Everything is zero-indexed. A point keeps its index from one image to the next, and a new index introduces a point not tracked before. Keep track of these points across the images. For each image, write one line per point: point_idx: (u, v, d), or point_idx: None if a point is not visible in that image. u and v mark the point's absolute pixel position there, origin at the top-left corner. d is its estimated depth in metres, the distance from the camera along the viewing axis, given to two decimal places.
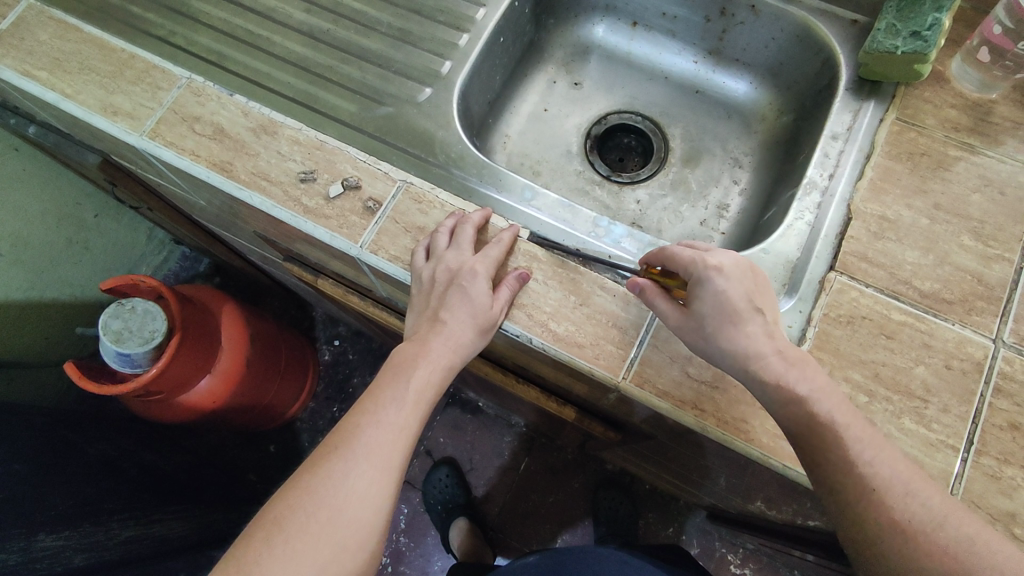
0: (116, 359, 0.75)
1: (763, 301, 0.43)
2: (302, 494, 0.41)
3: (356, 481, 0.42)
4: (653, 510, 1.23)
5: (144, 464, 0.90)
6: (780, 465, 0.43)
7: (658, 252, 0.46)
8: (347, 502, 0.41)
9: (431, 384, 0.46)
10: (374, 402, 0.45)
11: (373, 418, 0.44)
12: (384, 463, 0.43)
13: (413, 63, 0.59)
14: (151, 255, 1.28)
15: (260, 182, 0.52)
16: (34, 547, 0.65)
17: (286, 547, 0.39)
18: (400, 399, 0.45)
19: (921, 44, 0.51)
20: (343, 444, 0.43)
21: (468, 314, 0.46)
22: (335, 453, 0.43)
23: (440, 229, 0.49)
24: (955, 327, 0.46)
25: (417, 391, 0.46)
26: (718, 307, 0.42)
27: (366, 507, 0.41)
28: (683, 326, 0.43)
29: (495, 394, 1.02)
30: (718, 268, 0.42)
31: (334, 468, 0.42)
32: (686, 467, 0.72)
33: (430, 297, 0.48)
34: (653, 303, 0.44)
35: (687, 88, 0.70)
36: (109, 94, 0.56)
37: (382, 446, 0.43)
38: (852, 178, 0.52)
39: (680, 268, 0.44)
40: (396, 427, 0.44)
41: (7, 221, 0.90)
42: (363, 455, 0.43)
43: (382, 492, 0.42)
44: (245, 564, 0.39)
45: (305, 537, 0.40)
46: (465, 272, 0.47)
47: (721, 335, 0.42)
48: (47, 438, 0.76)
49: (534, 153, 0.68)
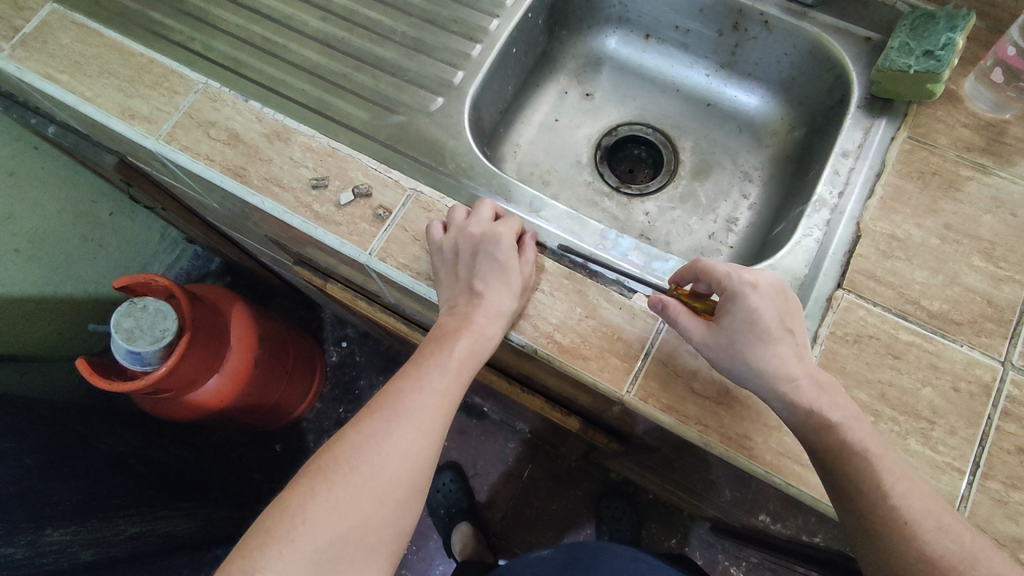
0: (126, 356, 0.76)
1: (795, 323, 0.43)
2: (344, 449, 0.43)
3: (397, 442, 0.43)
4: (657, 521, 1.22)
5: (150, 461, 0.91)
6: (783, 482, 0.43)
7: (688, 265, 0.46)
8: (390, 459, 0.43)
9: (473, 354, 0.47)
10: (419, 368, 0.47)
11: (418, 383, 0.46)
12: (426, 425, 0.44)
13: (425, 72, 0.59)
14: (164, 253, 1.30)
15: (272, 187, 0.53)
16: (42, 542, 0.66)
17: (328, 494, 0.41)
18: (443, 366, 0.46)
19: (934, 63, 0.50)
20: (390, 405, 0.45)
21: (502, 281, 0.47)
22: (381, 413, 0.44)
23: (457, 206, 0.50)
24: (962, 348, 0.46)
25: (458, 360, 0.46)
26: (748, 323, 0.42)
27: (405, 466, 0.43)
28: (711, 342, 0.43)
29: (500, 400, 1.02)
30: (753, 285, 0.43)
31: (379, 427, 0.43)
32: (690, 479, 0.72)
33: (457, 269, 0.48)
34: (676, 321, 0.44)
35: (699, 101, 0.70)
36: (127, 98, 0.57)
37: (425, 410, 0.45)
38: (862, 195, 0.52)
39: (714, 282, 0.44)
40: (440, 393, 0.46)
41: (23, 217, 0.92)
42: (406, 417, 0.44)
43: (423, 453, 0.44)
44: (289, 506, 0.41)
45: (348, 487, 0.41)
46: (489, 238, 0.48)
47: (750, 352, 0.42)
48: (59, 432, 0.77)
49: (544, 163, 0.68)
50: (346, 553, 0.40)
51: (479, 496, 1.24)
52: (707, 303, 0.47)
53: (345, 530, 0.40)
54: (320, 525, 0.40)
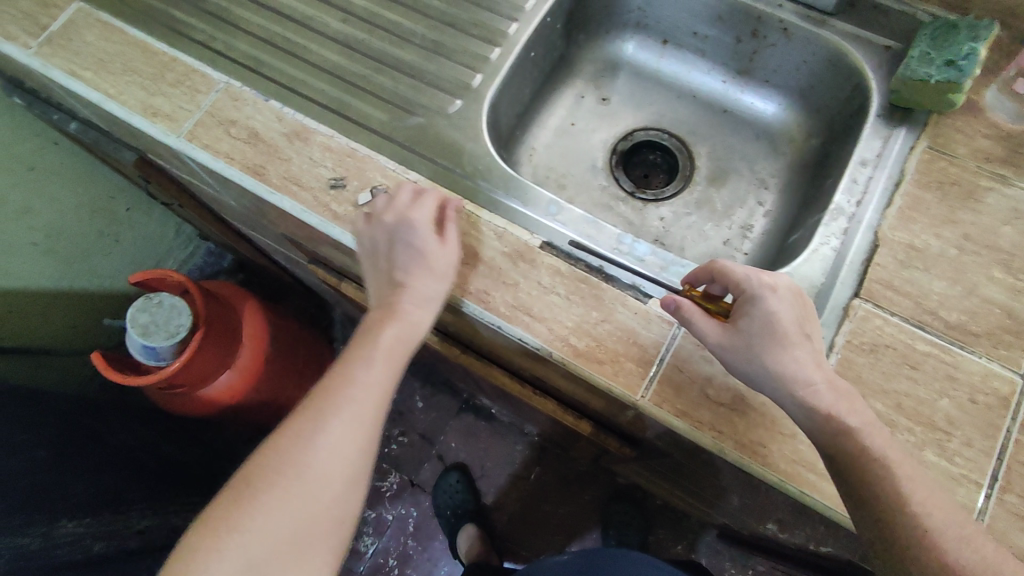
0: (141, 351, 0.77)
1: (812, 328, 0.43)
2: (278, 449, 0.44)
3: (328, 435, 0.45)
4: (664, 527, 1.22)
5: (161, 456, 0.92)
6: (797, 491, 0.43)
7: (706, 266, 0.47)
8: (324, 452, 0.44)
9: (398, 341, 0.49)
10: (348, 362, 0.48)
11: (345, 377, 0.48)
12: (358, 415, 0.46)
13: (444, 74, 0.60)
14: (178, 249, 1.31)
15: (292, 187, 0.54)
16: (56, 533, 0.67)
17: (266, 494, 0.42)
18: (370, 358, 0.48)
19: (955, 73, 0.50)
20: (319, 401, 0.46)
21: (422, 267, 0.48)
22: (310, 411, 0.46)
23: (380, 195, 0.51)
24: (981, 360, 0.45)
25: (384, 349, 0.49)
26: (766, 325, 0.42)
27: (339, 457, 0.45)
28: (727, 343, 0.43)
29: (509, 402, 1.02)
30: (772, 288, 0.43)
31: (307, 424, 0.45)
32: (699, 485, 0.72)
33: (379, 258, 0.50)
34: (689, 321, 0.44)
35: (715, 107, 0.70)
36: (149, 96, 0.58)
37: (355, 402, 0.47)
38: (880, 205, 0.51)
39: (732, 284, 0.45)
40: (369, 384, 0.48)
41: (41, 212, 0.94)
42: (336, 411, 0.46)
43: (357, 443, 0.46)
44: (226, 512, 0.42)
45: (284, 485, 0.43)
46: (404, 224, 0.49)
47: (767, 354, 0.42)
48: (74, 426, 0.78)
49: (560, 167, 0.69)
50: (285, 549, 0.42)
51: (487, 498, 1.24)
52: (722, 306, 0.47)
53: (281, 527, 0.42)
54: (251, 526, 0.41)
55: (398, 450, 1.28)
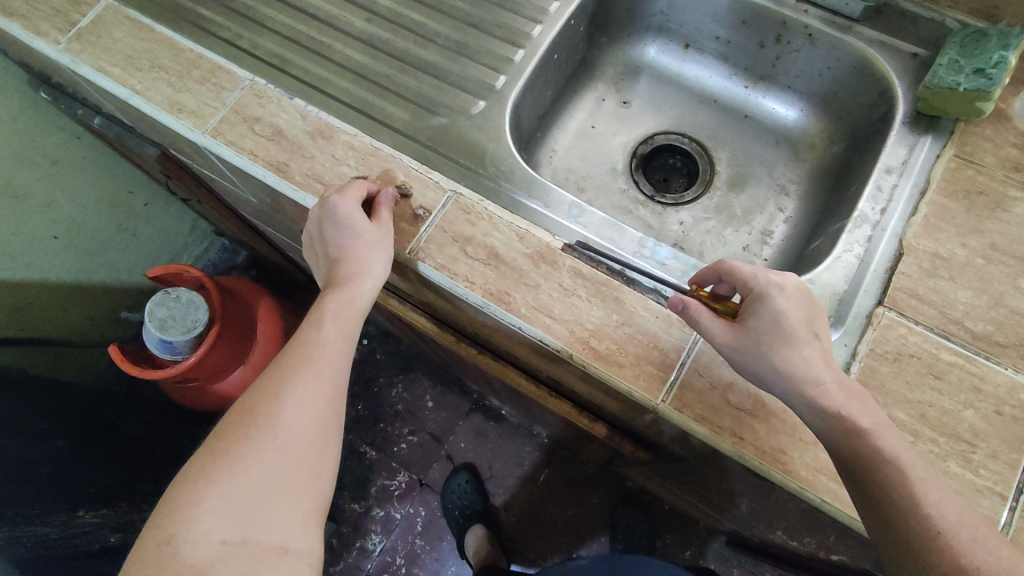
0: (158, 344, 0.78)
1: (821, 328, 0.43)
2: (240, 413, 0.44)
3: (292, 393, 0.44)
4: (672, 532, 1.21)
5: (174, 448, 0.94)
6: (819, 500, 0.43)
7: (713, 266, 0.46)
8: (287, 408, 0.44)
9: (347, 302, 0.49)
10: (301, 330, 0.49)
11: (299, 341, 0.48)
12: (318, 372, 0.46)
13: (467, 75, 0.60)
14: (193, 245, 1.32)
15: (315, 184, 0.54)
16: (73, 524, 0.70)
17: (233, 455, 0.41)
18: (320, 321, 0.48)
19: (985, 81, 0.50)
20: (278, 365, 0.46)
21: (353, 238, 0.49)
22: (271, 375, 0.46)
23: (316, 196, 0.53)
24: (1006, 371, 0.45)
25: (333, 311, 0.49)
26: (775, 325, 0.42)
27: (305, 411, 0.44)
28: (733, 343, 0.43)
29: (520, 404, 1.02)
30: (780, 287, 0.43)
31: (270, 386, 0.45)
32: (711, 491, 0.72)
33: (319, 246, 0.52)
34: (697, 320, 0.44)
35: (736, 112, 0.70)
36: (176, 92, 0.58)
37: (313, 360, 0.47)
38: (905, 213, 0.51)
39: (740, 283, 0.44)
40: (324, 342, 0.48)
41: (62, 205, 0.95)
42: (296, 370, 0.46)
43: (321, 396, 0.45)
44: (193, 479, 0.41)
45: (249, 444, 0.42)
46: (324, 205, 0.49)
47: (777, 354, 0.41)
48: (95, 415, 0.79)
49: (580, 169, 0.69)
50: (265, 501, 0.41)
51: (496, 500, 1.23)
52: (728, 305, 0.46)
53: (253, 484, 0.41)
54: (224, 485, 0.40)
55: (407, 449, 1.28)
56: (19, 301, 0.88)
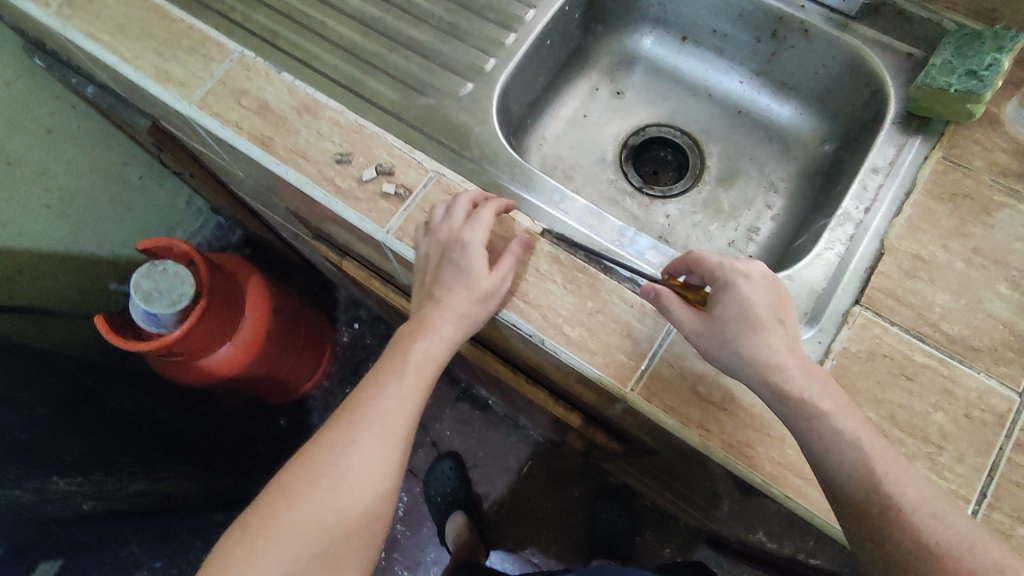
0: (144, 318, 0.79)
1: (786, 315, 0.43)
2: (310, 460, 0.44)
3: (359, 450, 0.45)
4: (651, 529, 1.22)
5: (158, 423, 0.92)
6: (781, 495, 0.43)
7: (682, 257, 0.46)
8: (354, 466, 0.44)
9: (431, 354, 0.48)
10: (378, 375, 0.48)
11: (375, 390, 0.47)
12: (389, 431, 0.46)
13: (457, 57, 0.60)
14: (188, 221, 1.31)
15: (298, 159, 0.54)
16: (47, 489, 0.67)
17: (298, 506, 0.43)
18: (401, 373, 0.48)
19: (976, 83, 0.49)
20: (353, 414, 0.46)
21: (464, 285, 0.47)
22: (343, 424, 0.46)
23: (437, 205, 0.50)
24: (979, 376, 0.45)
25: (417, 362, 0.48)
26: (740, 312, 0.42)
27: (371, 471, 0.45)
28: (702, 332, 0.43)
29: (506, 393, 1.02)
30: (745, 274, 0.43)
31: (338, 438, 0.45)
32: (689, 488, 0.72)
33: (426, 274, 0.50)
34: (667, 309, 0.44)
35: (730, 107, 0.70)
36: (164, 62, 0.58)
37: (386, 416, 0.46)
38: (889, 214, 0.51)
39: (707, 272, 0.44)
40: (398, 397, 0.47)
41: (55, 175, 0.95)
42: (367, 425, 0.46)
43: (388, 456, 0.45)
44: (259, 519, 0.43)
45: (315, 497, 0.43)
46: (455, 243, 0.47)
47: (740, 342, 0.41)
48: (73, 387, 0.79)
49: (569, 158, 0.68)
50: (320, 556, 0.42)
51: (479, 488, 1.24)
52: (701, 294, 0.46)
53: (311, 539, 0.42)
54: (286, 536, 0.42)
55: None
56: (8, 267, 0.89)
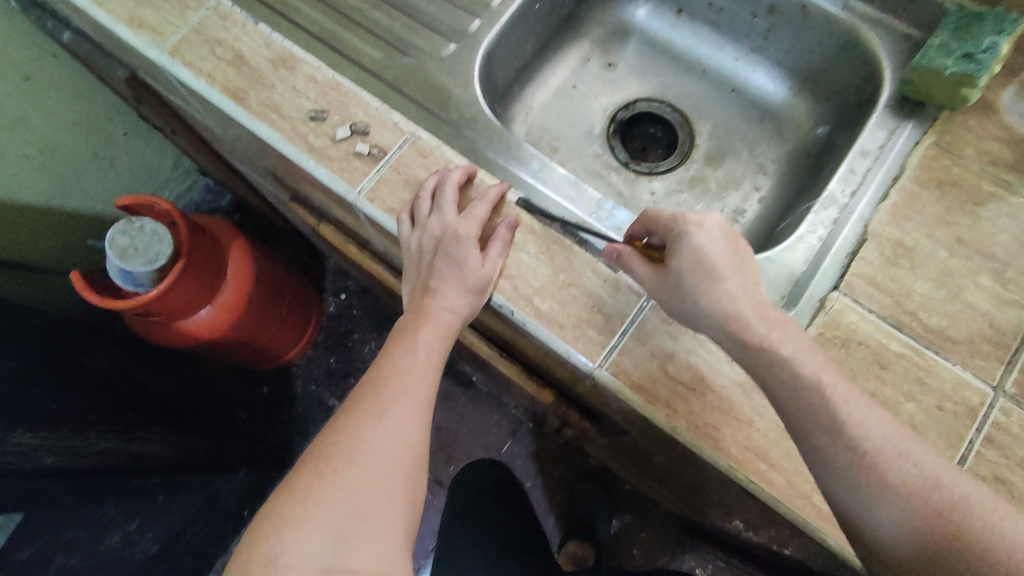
0: (119, 274, 0.77)
1: (744, 260, 0.43)
2: (340, 434, 0.43)
3: (390, 422, 0.43)
4: (630, 513, 1.21)
5: (136, 384, 0.92)
6: (745, 479, 0.42)
7: (639, 217, 0.46)
8: (384, 437, 0.43)
9: (445, 334, 0.47)
10: (394, 352, 0.47)
11: (395, 365, 0.46)
12: (413, 403, 0.44)
13: (442, 16, 0.57)
14: (175, 182, 1.29)
15: (270, 114, 0.52)
16: (9, 442, 0.64)
17: (334, 477, 0.41)
18: (416, 350, 0.46)
19: (972, 67, 0.48)
20: (378, 388, 0.45)
21: (459, 279, 0.46)
22: (368, 397, 0.44)
23: (423, 193, 0.48)
24: (954, 368, 0.43)
25: (427, 343, 0.46)
26: (696, 263, 0.42)
27: (402, 442, 0.43)
28: (662, 287, 0.43)
29: (487, 370, 1.01)
30: (698, 224, 0.43)
31: (367, 410, 0.44)
32: (667, 473, 0.72)
33: (421, 267, 0.49)
34: (629, 267, 0.44)
35: (723, 85, 0.68)
36: (137, 6, 0.56)
37: (409, 388, 0.45)
38: (875, 199, 0.49)
39: (663, 225, 0.44)
40: (418, 371, 0.46)
41: (36, 126, 0.92)
42: (394, 396, 0.44)
43: (417, 427, 0.44)
44: (297, 491, 0.41)
45: (351, 469, 0.41)
46: (449, 237, 0.46)
47: (700, 293, 0.41)
48: (45, 343, 0.78)
49: (555, 129, 0.66)
50: (362, 527, 0.41)
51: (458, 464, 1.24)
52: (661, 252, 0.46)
53: (350, 510, 0.41)
54: (325, 506, 0.40)
55: None
56: None
